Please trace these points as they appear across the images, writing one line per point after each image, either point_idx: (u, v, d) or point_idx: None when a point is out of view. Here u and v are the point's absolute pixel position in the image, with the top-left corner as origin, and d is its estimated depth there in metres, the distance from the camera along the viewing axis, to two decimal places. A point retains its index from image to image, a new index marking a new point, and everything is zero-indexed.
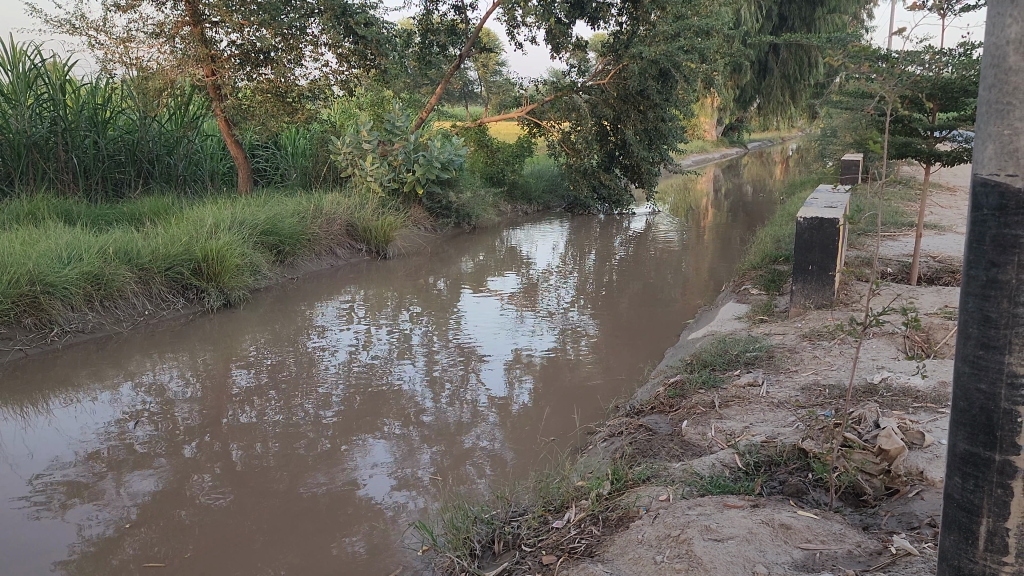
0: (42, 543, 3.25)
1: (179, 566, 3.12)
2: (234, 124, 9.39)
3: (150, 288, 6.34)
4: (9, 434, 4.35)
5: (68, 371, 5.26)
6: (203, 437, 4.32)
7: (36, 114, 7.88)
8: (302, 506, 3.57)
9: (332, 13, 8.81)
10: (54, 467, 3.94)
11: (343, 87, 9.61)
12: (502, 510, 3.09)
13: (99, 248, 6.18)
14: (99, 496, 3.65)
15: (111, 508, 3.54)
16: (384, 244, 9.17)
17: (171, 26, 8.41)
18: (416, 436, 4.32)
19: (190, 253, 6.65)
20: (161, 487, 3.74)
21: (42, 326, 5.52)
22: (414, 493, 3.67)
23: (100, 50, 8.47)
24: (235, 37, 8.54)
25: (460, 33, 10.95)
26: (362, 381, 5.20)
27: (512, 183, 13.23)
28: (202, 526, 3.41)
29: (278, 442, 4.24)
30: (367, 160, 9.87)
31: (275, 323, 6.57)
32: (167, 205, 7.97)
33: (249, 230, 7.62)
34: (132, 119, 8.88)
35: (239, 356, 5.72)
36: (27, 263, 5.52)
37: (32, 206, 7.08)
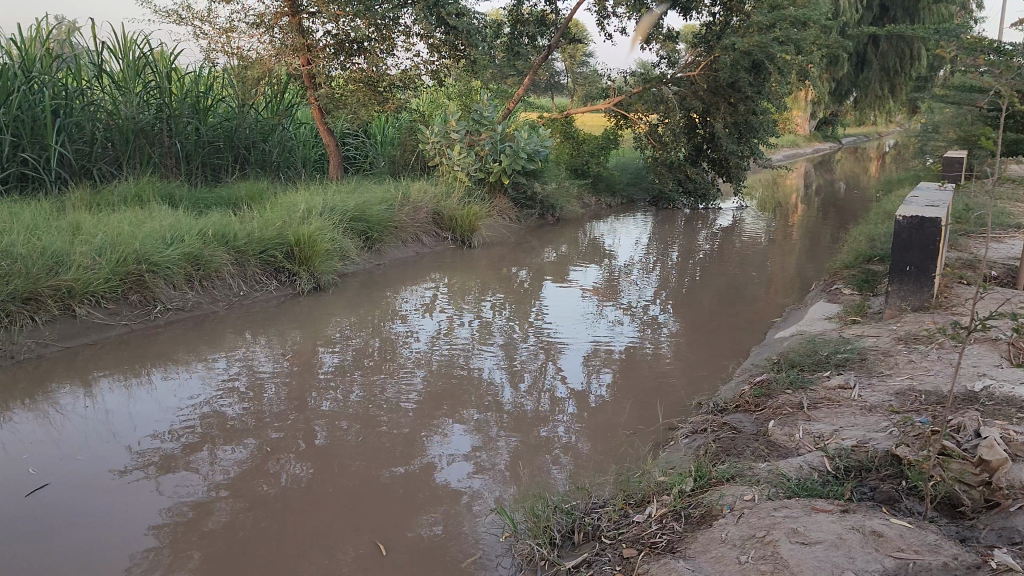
0: (132, 517, 3.36)
1: (267, 537, 3.24)
2: (327, 113, 9.62)
3: (245, 270, 6.58)
4: (113, 404, 4.58)
5: (165, 347, 5.47)
6: (290, 415, 4.46)
7: (143, 101, 8.27)
8: (383, 488, 3.65)
9: (424, 4, 8.92)
10: (148, 440, 4.11)
11: (433, 76, 9.72)
12: (581, 502, 3.10)
13: (199, 231, 6.47)
14: (193, 467, 3.81)
15: (204, 480, 3.69)
16: (470, 232, 9.24)
17: (270, 17, 8.67)
18: (496, 425, 4.35)
19: (283, 237, 6.87)
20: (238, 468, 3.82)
21: (146, 303, 5.80)
22: (492, 480, 3.71)
23: (204, 40, 8.81)
24: (331, 27, 8.71)
25: (549, 24, 10.95)
26: (444, 368, 5.28)
27: (597, 175, 13.13)
28: (289, 501, 3.52)
29: (361, 424, 4.35)
30: (455, 150, 9.96)
31: (361, 308, 6.71)
32: (262, 190, 8.24)
33: (339, 216, 7.83)
34: (231, 107, 9.23)
35: (325, 339, 5.87)
36: (134, 243, 5.84)
37: (138, 188, 7.42)
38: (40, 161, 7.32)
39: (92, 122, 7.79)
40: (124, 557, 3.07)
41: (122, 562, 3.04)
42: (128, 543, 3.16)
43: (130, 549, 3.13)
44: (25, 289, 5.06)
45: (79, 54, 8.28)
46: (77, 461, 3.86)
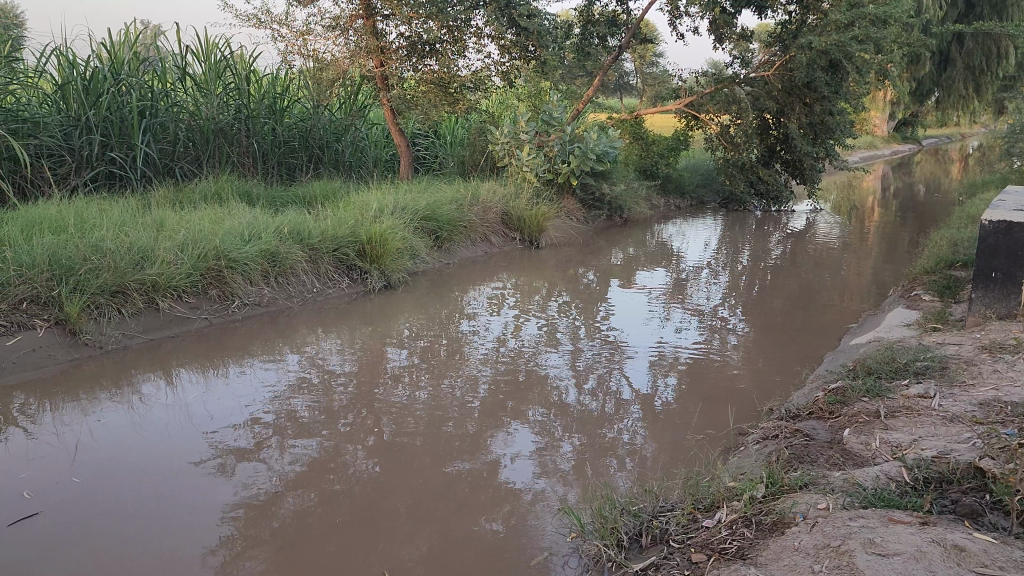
0: (185, 516, 3.37)
1: (335, 529, 3.31)
2: (399, 113, 9.77)
3: (319, 267, 6.74)
4: (193, 394, 4.76)
5: (241, 340, 5.63)
6: (359, 410, 4.54)
7: (223, 102, 8.57)
8: (449, 485, 3.69)
9: (496, 5, 8.99)
10: (219, 432, 4.22)
11: (504, 77, 9.77)
12: (649, 504, 3.08)
13: (275, 229, 6.67)
14: (270, 459, 3.93)
15: (273, 474, 3.77)
16: (538, 233, 9.25)
17: (346, 20, 8.85)
18: (561, 426, 4.36)
19: (356, 236, 7.01)
20: (259, 478, 3.73)
21: (225, 297, 5.99)
22: (556, 481, 3.71)
23: (282, 42, 9.05)
24: (404, 29, 8.84)
25: (620, 24, 10.85)
26: (511, 367, 5.32)
27: (666, 176, 13.01)
28: (359, 495, 3.59)
29: (428, 421, 4.40)
30: (524, 151, 9.99)
31: (430, 306, 6.79)
32: (336, 189, 8.42)
33: (410, 215, 7.95)
34: (306, 108, 9.46)
35: (393, 336, 5.95)
36: (214, 239, 6.07)
37: (218, 186, 7.67)
38: (127, 160, 7.64)
39: (175, 123, 8.09)
40: (201, 546, 3.15)
41: (198, 549, 3.13)
42: (203, 534, 3.24)
43: (208, 537, 3.22)
44: (113, 283, 5.30)
45: (165, 57, 8.60)
46: (156, 450, 3.99)
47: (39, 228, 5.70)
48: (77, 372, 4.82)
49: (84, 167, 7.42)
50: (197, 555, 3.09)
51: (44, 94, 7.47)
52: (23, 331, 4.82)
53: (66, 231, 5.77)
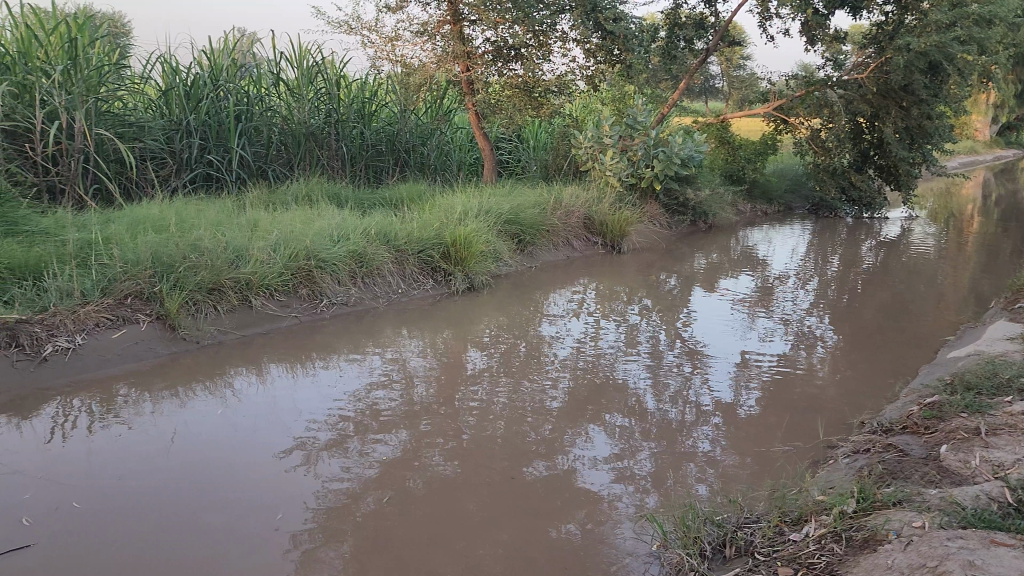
0: (238, 523, 3.33)
1: (415, 527, 3.36)
2: (483, 118, 9.86)
3: (405, 269, 6.86)
4: (283, 388, 4.92)
5: (329, 338, 5.78)
6: (439, 411, 4.60)
7: (314, 107, 8.85)
8: (528, 488, 3.70)
9: (583, 9, 8.99)
10: (304, 427, 4.36)
11: (589, 81, 9.76)
12: (733, 515, 3.03)
13: (363, 230, 6.84)
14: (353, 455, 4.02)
15: (317, 479, 3.75)
16: (620, 238, 9.21)
17: (433, 25, 9.00)
18: (639, 432, 4.32)
19: (441, 238, 7.12)
20: (290, 487, 3.66)
21: (314, 296, 6.16)
22: (635, 488, 3.68)
23: (371, 48, 9.26)
24: (491, 34, 8.94)
25: (708, 26, 10.80)
26: (591, 372, 5.30)
27: (753, 182, 12.74)
28: (437, 494, 3.63)
29: (506, 423, 4.43)
30: (608, 155, 9.94)
31: (512, 308, 6.83)
32: (421, 192, 8.57)
33: (495, 218, 8.01)
34: (394, 112, 9.66)
35: (474, 338, 6.00)
36: (305, 240, 6.28)
37: (308, 188, 7.90)
38: (224, 163, 7.97)
39: (269, 127, 8.42)
40: (282, 541, 3.21)
41: (281, 543, 3.20)
42: (280, 531, 3.29)
43: (291, 530, 3.30)
44: (209, 280, 5.53)
45: (260, 64, 8.92)
46: (246, 442, 4.14)
47: (143, 226, 6.03)
48: (174, 365, 5.03)
49: (184, 170, 7.76)
50: (279, 548, 3.16)
51: (150, 99, 7.87)
52: (128, 324, 5.09)
53: (167, 229, 6.09)
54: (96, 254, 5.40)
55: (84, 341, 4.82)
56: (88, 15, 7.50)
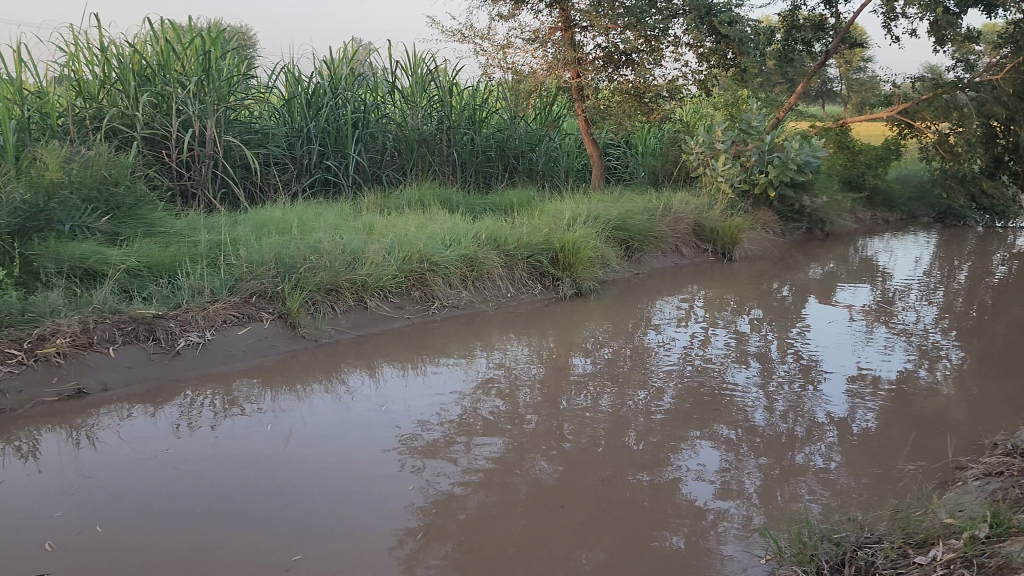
0: (295, 533, 3.28)
1: (521, 529, 3.39)
2: (593, 123, 9.85)
3: (514, 273, 6.94)
4: (395, 388, 5.05)
5: (439, 340, 5.90)
6: (543, 415, 4.62)
7: (427, 114, 9.08)
8: (631, 495, 3.67)
9: (696, 13, 8.88)
10: (413, 424, 4.48)
11: (701, 86, 9.61)
12: (853, 534, 2.92)
13: (474, 235, 6.96)
14: (391, 464, 3.96)
15: (361, 490, 3.68)
16: (731, 245, 9.02)
17: (545, 32, 9.07)
18: (748, 444, 4.21)
19: (549, 243, 7.16)
20: (332, 498, 3.58)
21: (427, 298, 6.31)
22: (742, 502, 3.60)
23: (483, 56, 9.41)
24: (602, 40, 8.94)
25: (828, 29, 10.49)
26: (699, 381, 5.21)
27: (873, 188, 12.23)
28: (542, 497, 3.65)
29: (611, 429, 4.40)
30: (720, 160, 9.74)
31: (619, 314, 6.78)
32: (530, 198, 8.64)
33: (603, 224, 7.98)
34: (504, 119, 9.78)
35: (579, 344, 6.00)
36: (419, 244, 6.46)
37: (421, 194, 8.09)
38: (341, 168, 8.27)
39: (384, 133, 8.70)
40: (361, 545, 3.22)
41: (382, 542, 3.25)
42: (356, 536, 3.28)
43: (396, 529, 3.35)
44: (328, 281, 5.77)
45: (377, 73, 9.21)
46: (359, 436, 4.30)
47: (267, 228, 6.36)
48: (295, 361, 5.25)
49: (304, 174, 8.11)
50: (379, 548, 3.21)
51: (274, 108, 8.25)
52: (252, 322, 5.35)
53: (290, 231, 6.40)
54: (225, 255, 5.77)
55: (212, 337, 5.09)
56: (219, 28, 7.93)
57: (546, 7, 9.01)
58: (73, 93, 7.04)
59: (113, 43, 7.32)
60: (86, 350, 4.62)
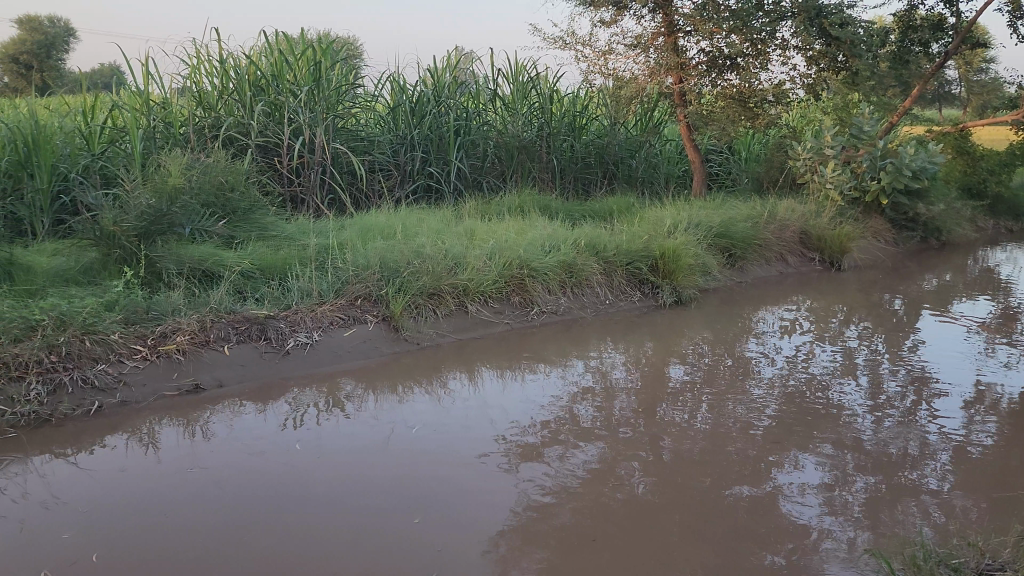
0: (344, 542, 3.25)
1: (613, 536, 3.36)
2: (695, 129, 9.69)
3: (613, 280, 6.89)
4: (492, 392, 5.08)
5: (536, 346, 5.91)
6: (640, 424, 4.57)
7: (528, 120, 9.15)
8: (729, 507, 3.59)
9: (806, 15, 8.64)
10: (510, 429, 4.50)
11: (810, 90, 9.33)
12: (972, 560, 2.77)
13: (573, 241, 6.96)
14: (436, 469, 3.94)
15: (408, 495, 3.66)
16: (839, 254, 8.71)
17: (647, 37, 9.00)
18: (854, 461, 4.05)
19: (649, 250, 7.09)
20: (376, 506, 3.55)
21: (526, 304, 6.34)
22: (845, 520, 3.47)
23: (585, 63, 9.41)
24: (706, 44, 8.81)
25: (947, 29, 10.05)
26: (802, 393, 5.05)
27: (996, 196, 11.57)
28: (637, 506, 3.62)
29: (709, 441, 4.32)
30: (829, 166, 9.43)
31: (719, 323, 6.64)
32: (630, 204, 8.57)
33: (704, 231, 7.85)
34: (604, 125, 9.75)
35: (678, 352, 5.91)
36: (519, 250, 6.50)
37: (520, 200, 8.14)
38: (443, 174, 8.42)
39: (485, 140, 8.81)
40: (416, 551, 3.20)
41: (466, 547, 3.25)
42: (410, 541, 3.26)
43: (485, 533, 3.36)
44: (430, 285, 5.88)
45: (479, 81, 9.34)
46: (454, 438, 4.36)
47: (372, 233, 6.54)
48: (397, 363, 5.37)
49: (407, 181, 8.30)
50: (457, 553, 3.20)
51: (380, 115, 8.48)
52: (357, 323, 5.50)
53: (394, 236, 6.57)
54: (332, 258, 5.97)
55: (319, 337, 5.27)
56: (329, 40, 8.21)
57: (649, 12, 8.95)
58: (194, 104, 7.43)
59: (231, 55, 7.68)
60: (203, 348, 4.86)
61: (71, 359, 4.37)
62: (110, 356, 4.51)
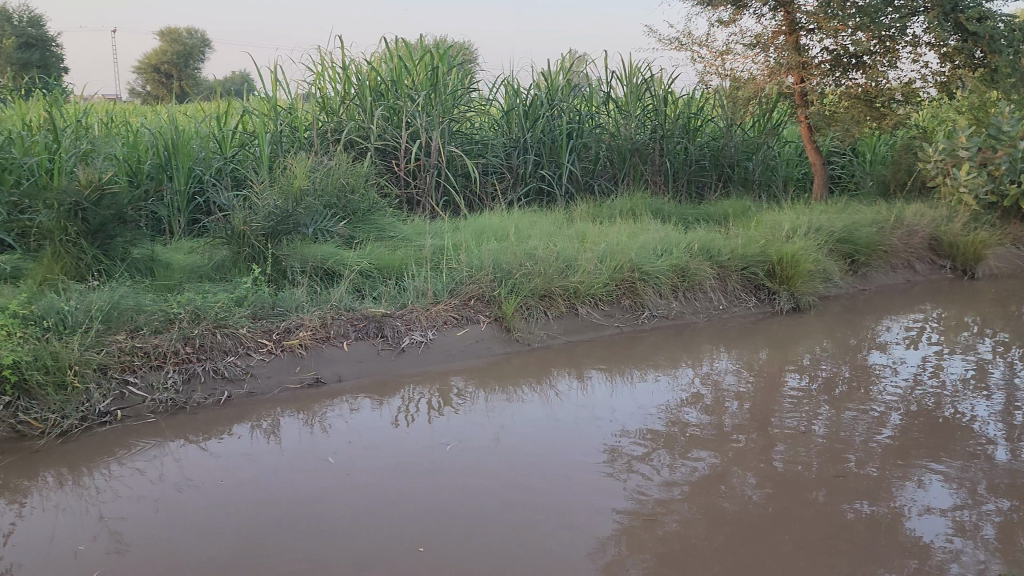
0: (443, 541, 3.27)
1: (721, 547, 3.29)
2: (816, 130, 9.35)
3: (727, 285, 6.74)
4: (600, 396, 5.06)
5: (647, 350, 5.85)
6: (752, 433, 4.45)
7: (641, 123, 9.07)
8: (845, 523, 3.45)
9: (940, 9, 8.19)
10: (619, 432, 4.48)
11: (942, 89, 8.86)
12: None
13: (687, 245, 6.86)
14: (538, 473, 3.93)
15: (510, 498, 3.67)
16: (973, 262, 8.22)
17: (768, 36, 8.76)
18: (985, 483, 3.82)
19: (766, 255, 6.90)
20: (476, 507, 3.57)
21: (637, 307, 6.28)
22: (972, 544, 3.27)
23: (701, 63, 9.24)
24: (830, 42, 8.50)
25: None
26: (930, 408, 4.79)
27: None
28: (747, 517, 3.52)
29: (825, 453, 4.16)
30: (962, 169, 8.92)
31: (839, 332, 6.39)
32: (747, 208, 8.37)
33: (825, 236, 7.56)
34: (719, 127, 9.56)
35: (793, 361, 5.72)
36: (630, 253, 6.45)
37: (632, 203, 8.07)
38: (555, 177, 8.47)
39: (597, 143, 8.81)
40: (514, 555, 3.18)
41: (570, 552, 3.22)
42: (510, 544, 3.26)
43: (591, 537, 3.34)
44: (541, 287, 5.91)
45: (593, 83, 9.32)
46: (563, 439, 4.37)
47: (485, 235, 6.64)
48: (507, 363, 5.43)
49: (519, 183, 8.38)
50: (559, 557, 3.18)
51: (494, 119, 8.60)
52: (470, 323, 5.60)
53: (506, 238, 6.64)
54: (447, 259, 6.10)
55: (434, 336, 5.39)
56: (447, 45, 8.38)
57: (770, 11, 8.69)
58: (319, 109, 7.74)
59: (354, 61, 7.97)
60: (325, 343, 5.05)
61: (204, 351, 4.64)
62: (239, 349, 4.75)
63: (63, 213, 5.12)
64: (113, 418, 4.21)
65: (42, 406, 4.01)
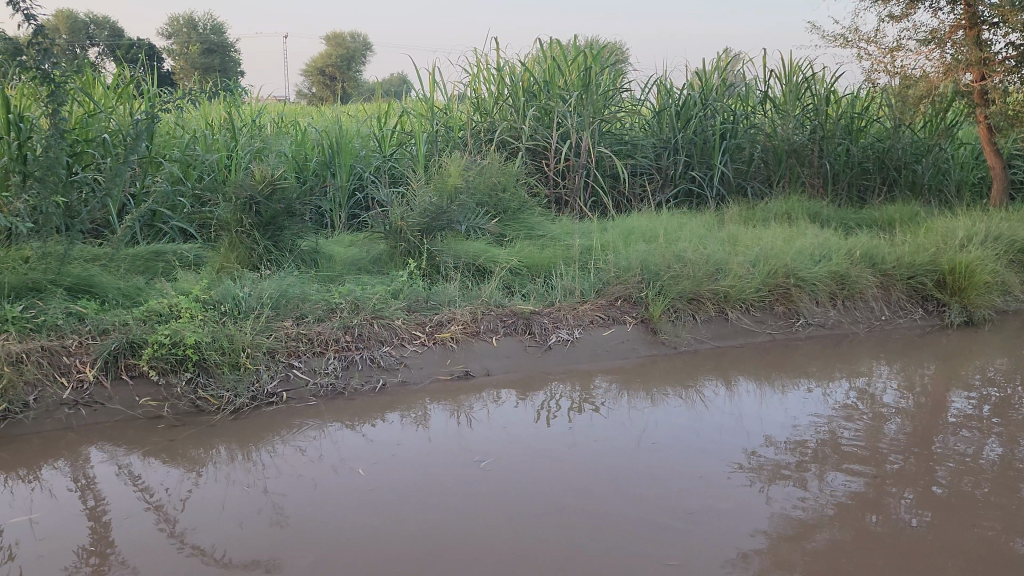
0: (519, 545, 3.21)
1: (869, 570, 3.11)
2: (997, 131, 8.66)
3: (890, 295, 6.36)
4: (749, 404, 4.88)
5: (800, 360, 5.61)
6: (913, 453, 4.18)
7: (800, 123, 8.72)
8: (1014, 558, 3.17)
9: None
10: (768, 442, 4.33)
11: None
12: None
13: (847, 251, 6.58)
14: (657, 482, 3.80)
15: (638, 503, 3.59)
16: None
17: (945, 31, 8.17)
18: None
19: (937, 264, 6.48)
20: (579, 512, 3.50)
21: (791, 314, 6.03)
22: None
23: (868, 61, 8.78)
24: (1017, 36, 7.87)
25: None
26: None
27: None
28: (901, 542, 3.31)
29: (996, 480, 3.84)
30: None
31: (1016, 350, 5.88)
32: (914, 214, 7.87)
33: (1003, 246, 6.99)
34: (886, 127, 9.06)
35: (961, 378, 5.32)
36: (786, 258, 6.23)
37: (788, 207, 7.78)
38: (706, 179, 8.29)
39: (752, 144, 8.56)
40: (594, 564, 3.08)
41: (695, 565, 3.10)
42: (614, 551, 3.17)
43: (731, 548, 3.24)
44: (690, 290, 5.80)
45: (750, 82, 9.05)
46: (708, 447, 4.25)
47: (633, 236, 6.59)
48: (652, 365, 5.37)
49: (669, 185, 8.27)
50: (687, 567, 3.08)
51: (645, 119, 8.53)
52: (616, 324, 5.57)
53: (655, 239, 6.57)
54: (594, 259, 6.10)
55: (580, 335, 5.39)
56: (600, 45, 8.38)
57: (949, 4, 8.13)
58: (473, 109, 7.93)
59: (508, 63, 8.11)
60: (474, 337, 5.18)
61: (362, 340, 4.88)
62: (394, 340, 4.96)
63: (240, 206, 5.51)
64: (280, 399, 4.47)
65: (219, 383, 4.34)
